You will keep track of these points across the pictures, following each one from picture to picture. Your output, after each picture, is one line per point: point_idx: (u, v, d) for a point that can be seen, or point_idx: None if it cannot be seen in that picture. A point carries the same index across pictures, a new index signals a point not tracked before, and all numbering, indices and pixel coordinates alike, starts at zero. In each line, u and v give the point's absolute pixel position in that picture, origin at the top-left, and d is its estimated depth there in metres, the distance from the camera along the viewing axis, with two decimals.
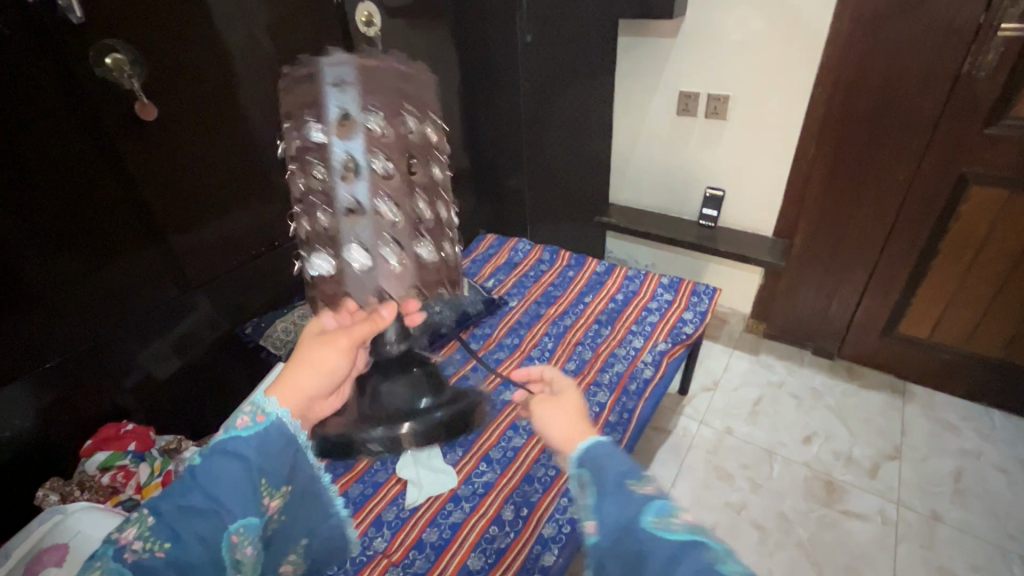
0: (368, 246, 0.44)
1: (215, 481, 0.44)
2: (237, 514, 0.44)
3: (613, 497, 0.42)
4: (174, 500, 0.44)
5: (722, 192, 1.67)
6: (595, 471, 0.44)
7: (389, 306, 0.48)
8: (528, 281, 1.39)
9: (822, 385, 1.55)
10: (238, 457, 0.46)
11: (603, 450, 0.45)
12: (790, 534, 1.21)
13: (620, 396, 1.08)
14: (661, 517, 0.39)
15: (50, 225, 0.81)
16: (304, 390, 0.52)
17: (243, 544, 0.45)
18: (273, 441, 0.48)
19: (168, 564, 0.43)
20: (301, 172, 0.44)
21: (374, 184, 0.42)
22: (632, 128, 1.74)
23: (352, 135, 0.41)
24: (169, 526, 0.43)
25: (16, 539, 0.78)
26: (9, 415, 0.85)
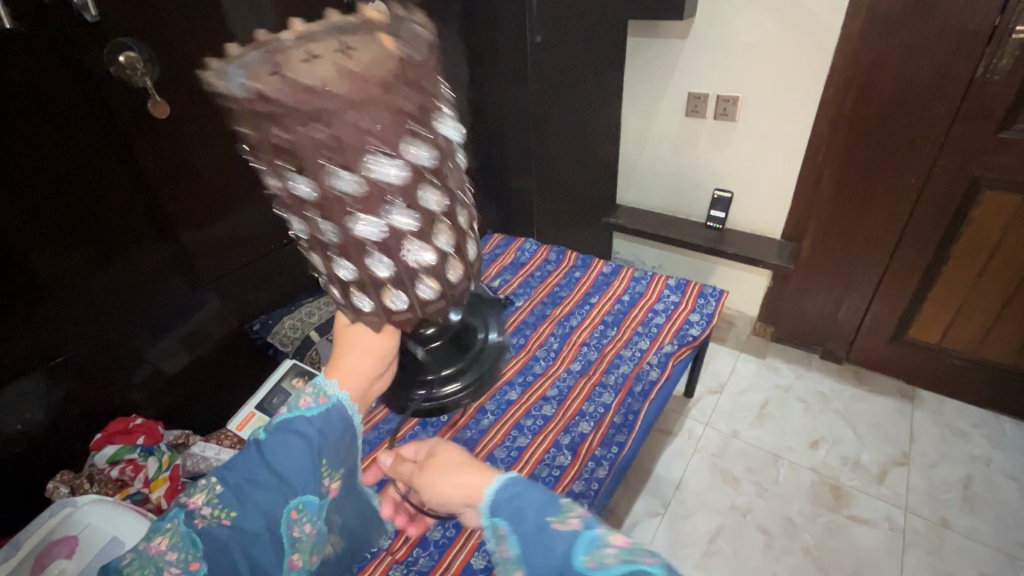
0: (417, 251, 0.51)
1: (282, 457, 0.50)
2: (300, 491, 0.51)
3: (541, 546, 0.45)
4: (240, 474, 0.50)
5: (730, 194, 1.66)
6: (512, 516, 0.48)
7: (440, 281, 0.56)
8: (534, 281, 1.39)
9: (830, 390, 1.54)
10: (301, 437, 0.51)
11: (520, 490, 0.49)
12: (796, 538, 1.20)
13: (625, 398, 1.08)
14: (593, 553, 0.43)
15: (64, 220, 0.83)
16: (360, 374, 0.57)
17: (301, 520, 0.52)
18: (334, 422, 0.54)
19: (232, 533, 0.49)
20: (374, 193, 0.45)
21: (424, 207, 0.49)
22: (640, 129, 1.74)
23: (407, 175, 0.46)
24: (236, 497, 0.49)
25: (24, 533, 0.79)
26: (21, 408, 0.86)
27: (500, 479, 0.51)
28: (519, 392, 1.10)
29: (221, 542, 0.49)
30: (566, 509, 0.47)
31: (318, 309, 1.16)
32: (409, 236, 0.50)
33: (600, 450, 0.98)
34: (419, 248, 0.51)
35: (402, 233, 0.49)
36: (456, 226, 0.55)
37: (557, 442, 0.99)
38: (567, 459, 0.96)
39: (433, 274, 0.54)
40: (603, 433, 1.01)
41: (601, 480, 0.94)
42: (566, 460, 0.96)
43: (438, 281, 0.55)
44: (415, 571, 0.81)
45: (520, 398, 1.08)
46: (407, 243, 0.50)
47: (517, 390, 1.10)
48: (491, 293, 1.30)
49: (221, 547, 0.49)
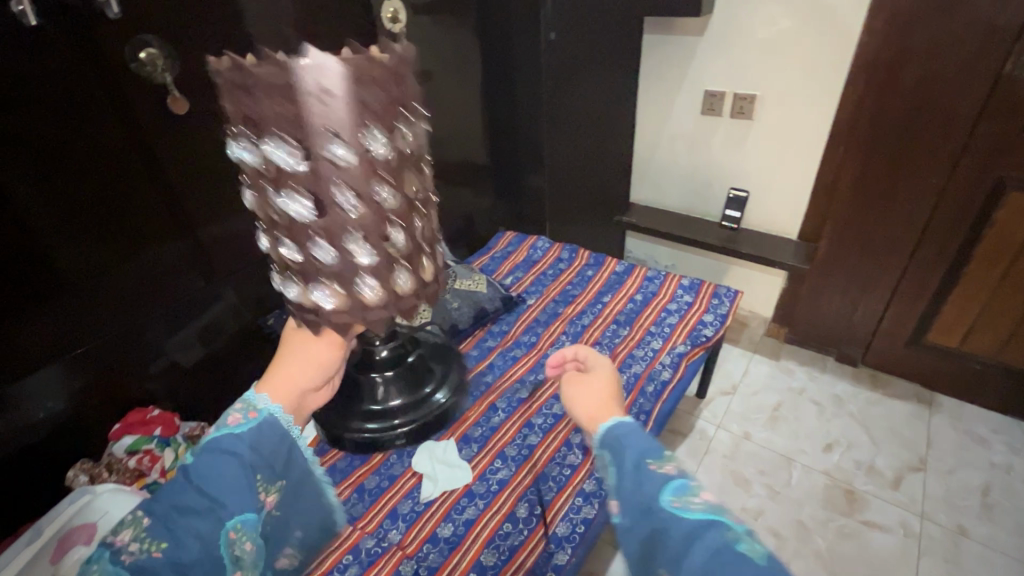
0: (363, 271, 0.51)
1: (215, 477, 0.50)
2: (235, 510, 0.50)
3: (634, 478, 0.49)
4: (172, 502, 0.49)
5: (746, 193, 1.65)
6: (616, 451, 0.53)
7: (376, 263, 0.51)
8: (546, 279, 1.39)
9: (845, 393, 1.51)
10: (232, 454, 0.51)
11: (626, 431, 0.54)
12: (808, 542, 1.19)
13: (637, 398, 1.07)
14: (680, 496, 0.46)
15: (82, 211, 0.84)
16: (295, 386, 0.58)
17: (240, 539, 0.50)
18: (266, 437, 0.54)
19: (166, 563, 0.47)
20: (304, 181, 0.45)
21: (365, 222, 0.48)
22: (655, 127, 1.72)
23: (339, 173, 0.45)
24: (166, 527, 0.48)
25: (44, 520, 0.81)
26: (43, 397, 0.88)
27: (618, 418, 0.57)
28: (530, 390, 1.10)
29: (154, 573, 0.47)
30: (664, 457, 0.51)
31: None
32: (341, 182, 0.45)
33: None
34: (365, 276, 0.51)
35: (291, 174, 0.44)
36: (374, 208, 0.48)
37: (568, 441, 0.99)
38: (578, 458, 0.96)
39: (368, 233, 0.49)
40: None
41: None
42: (577, 459, 0.96)
43: (350, 285, 0.52)
44: (425, 567, 0.81)
45: (530, 396, 1.08)
46: (339, 189, 0.46)
47: (528, 388, 1.10)
48: (504, 290, 1.30)
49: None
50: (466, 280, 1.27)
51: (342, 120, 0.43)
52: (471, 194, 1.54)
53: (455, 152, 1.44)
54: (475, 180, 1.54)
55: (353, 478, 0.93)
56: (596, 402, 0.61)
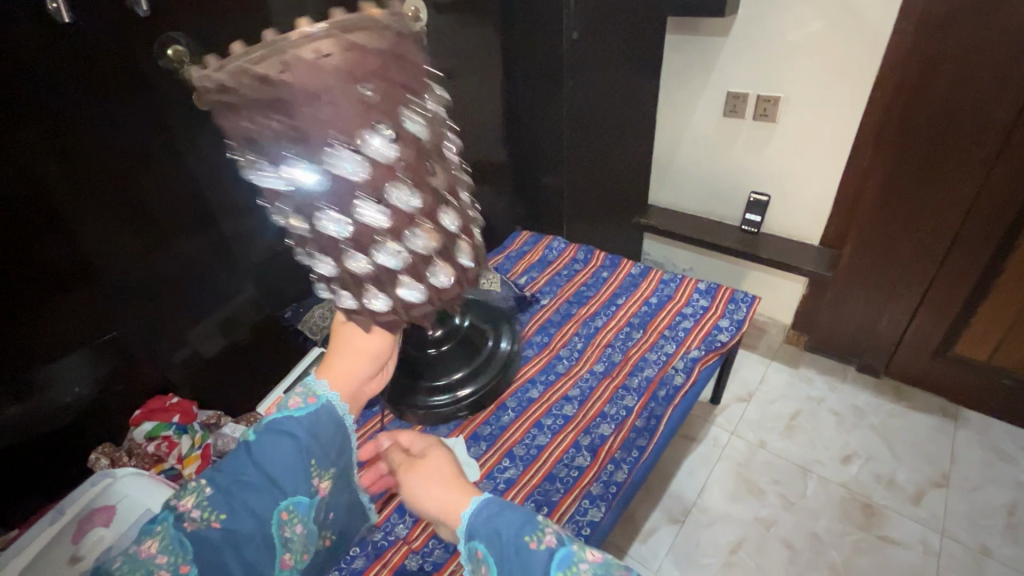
0: (409, 272, 0.58)
1: (274, 458, 0.53)
2: (290, 491, 0.54)
3: (517, 562, 0.49)
4: (231, 476, 0.52)
5: (767, 197, 1.61)
6: (490, 537, 0.51)
7: (412, 261, 0.57)
8: (561, 279, 1.39)
9: (866, 404, 1.47)
10: (291, 436, 0.55)
11: (492, 510, 0.53)
12: (822, 555, 1.16)
13: (648, 401, 1.06)
14: (566, 567, 0.48)
15: (112, 199, 0.87)
16: (352, 375, 0.62)
17: (291, 521, 0.54)
18: (323, 424, 0.58)
19: (224, 535, 0.50)
20: (360, 178, 0.50)
21: (413, 217, 0.55)
22: (676, 128, 1.70)
23: (389, 168, 0.51)
24: (227, 499, 0.51)
25: (67, 500, 0.83)
26: (70, 383, 0.91)
27: (474, 501, 0.55)
28: (540, 389, 1.10)
29: (212, 545, 0.49)
30: (541, 527, 0.51)
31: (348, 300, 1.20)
32: (367, 191, 0.52)
33: (620, 453, 0.97)
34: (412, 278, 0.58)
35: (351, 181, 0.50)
36: (420, 199, 0.55)
37: (576, 443, 0.99)
38: (586, 460, 0.96)
39: (399, 236, 0.55)
40: (624, 435, 1.00)
41: (620, 484, 0.92)
42: (585, 461, 0.96)
43: (398, 282, 0.58)
44: (430, 562, 0.81)
45: (541, 396, 1.08)
46: (363, 198, 0.52)
47: (539, 388, 1.10)
48: (517, 289, 1.31)
49: (213, 550, 0.49)
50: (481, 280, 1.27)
51: (362, 123, 0.49)
52: (488, 191, 1.55)
53: (471, 152, 1.45)
54: (492, 179, 1.54)
55: None
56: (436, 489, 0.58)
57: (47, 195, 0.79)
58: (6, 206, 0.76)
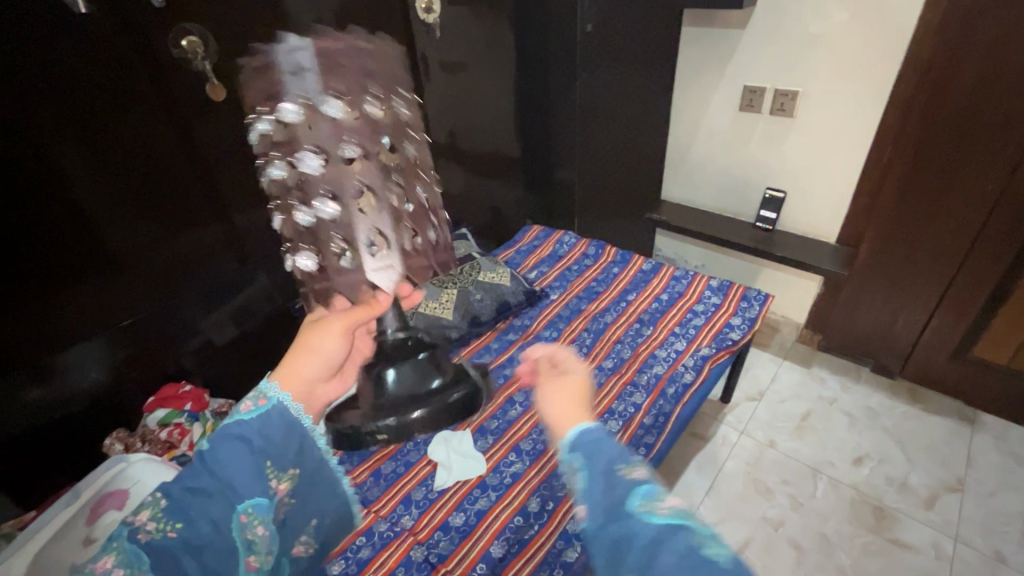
0: (365, 244, 0.43)
1: (225, 462, 0.46)
2: (247, 495, 0.46)
3: (604, 484, 0.43)
4: (184, 484, 0.46)
5: (783, 194, 1.59)
6: (587, 455, 0.45)
7: (321, 237, 0.43)
8: (571, 274, 1.38)
9: (880, 405, 1.45)
10: (243, 440, 0.47)
11: (595, 438, 0.46)
12: (831, 556, 1.14)
13: (657, 399, 1.05)
14: (648, 500, 0.41)
15: (129, 190, 0.88)
16: (308, 374, 0.53)
17: (251, 524, 0.46)
18: (277, 423, 0.49)
19: (181, 544, 0.44)
20: (304, 134, 0.39)
21: (369, 176, 0.41)
22: (691, 123, 1.68)
23: (339, 123, 0.39)
24: (180, 509, 0.45)
25: (81, 484, 0.85)
26: (86, 370, 0.93)
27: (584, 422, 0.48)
28: None
29: (167, 555, 0.44)
30: (635, 461, 0.44)
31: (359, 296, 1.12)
32: (292, 145, 0.39)
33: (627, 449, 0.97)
34: (371, 252, 0.44)
35: (301, 137, 0.39)
36: (381, 158, 0.41)
37: None
38: None
39: (310, 198, 0.41)
40: (631, 432, 0.99)
41: None
42: None
43: (358, 250, 0.43)
44: (435, 554, 0.82)
45: None
46: (306, 144, 0.39)
47: None
48: (528, 284, 1.31)
49: (170, 560, 0.44)
50: (491, 274, 1.27)
51: (338, 79, 0.39)
52: (498, 186, 1.54)
53: (482, 146, 1.45)
54: (504, 173, 1.54)
55: (370, 463, 0.96)
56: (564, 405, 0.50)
57: (68, 184, 0.81)
58: (27, 195, 0.77)
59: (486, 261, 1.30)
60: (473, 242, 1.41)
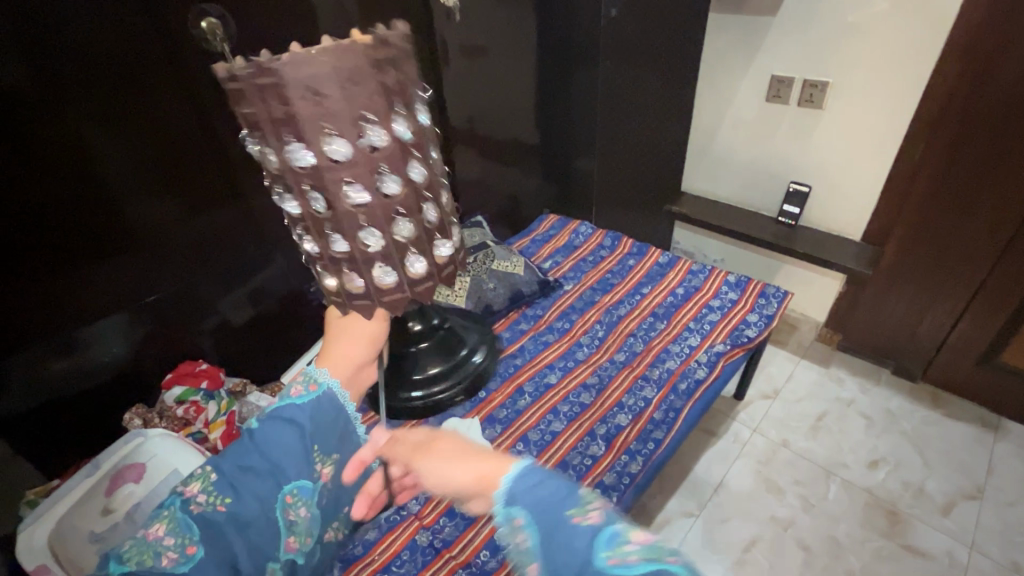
0: (377, 266, 0.61)
1: (277, 443, 0.57)
2: (292, 476, 0.57)
3: (558, 538, 0.43)
4: (236, 464, 0.56)
5: (808, 188, 1.54)
6: (531, 507, 0.46)
7: (366, 254, 0.60)
8: (586, 265, 1.37)
9: (899, 409, 1.41)
10: (293, 424, 0.59)
11: (533, 483, 0.47)
12: (841, 559, 1.12)
13: (668, 394, 1.04)
14: (614, 548, 0.41)
15: (153, 170, 0.90)
16: (351, 357, 0.66)
17: (295, 505, 0.58)
18: (323, 411, 0.61)
19: (228, 517, 0.54)
20: (323, 172, 0.54)
21: (372, 215, 0.58)
22: (715, 113, 1.64)
23: (342, 172, 0.54)
24: (230, 484, 0.55)
25: (102, 454, 0.88)
26: (108, 344, 0.95)
27: (517, 466, 0.48)
28: (558, 375, 1.09)
29: (217, 526, 0.53)
30: (585, 502, 0.45)
31: None
32: (336, 176, 0.54)
33: (635, 444, 0.96)
34: (380, 269, 0.62)
35: (314, 174, 0.54)
36: (377, 199, 0.57)
37: (592, 431, 0.98)
38: (601, 450, 0.95)
39: (356, 228, 0.58)
40: (640, 427, 0.98)
41: (633, 475, 0.91)
42: (600, 450, 0.95)
43: (369, 269, 0.61)
44: (440, 539, 0.83)
45: (559, 382, 1.08)
46: (312, 188, 0.55)
47: (557, 374, 1.09)
48: (542, 274, 1.30)
49: (216, 530, 0.53)
50: (505, 263, 1.27)
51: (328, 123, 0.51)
52: (515, 174, 1.53)
53: (501, 132, 1.44)
54: (523, 160, 1.53)
55: None
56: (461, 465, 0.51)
57: (94, 163, 0.83)
58: (51, 174, 0.79)
59: (502, 250, 1.29)
60: (488, 230, 1.40)
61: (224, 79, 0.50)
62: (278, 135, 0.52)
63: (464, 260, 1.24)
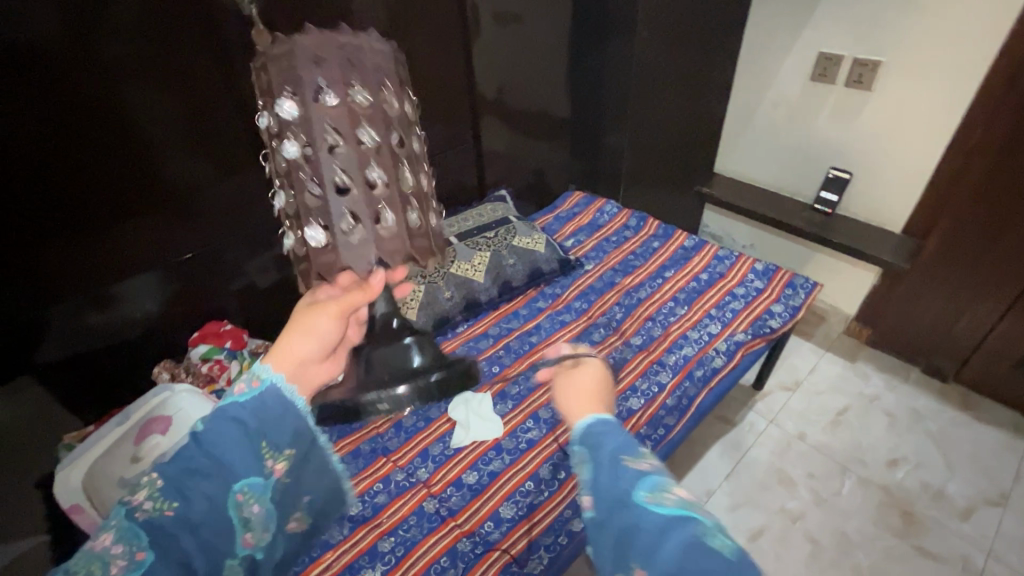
0: (381, 210, 0.52)
1: (215, 441, 0.43)
2: (243, 471, 0.43)
3: (608, 476, 0.45)
4: (176, 464, 0.42)
5: (848, 175, 1.47)
6: (591, 446, 0.48)
7: (333, 205, 0.51)
8: (608, 245, 1.35)
9: (926, 408, 1.37)
10: (235, 419, 0.44)
11: (602, 430, 0.49)
12: (849, 555, 1.11)
13: (683, 380, 1.03)
14: (654, 492, 0.43)
15: (182, 135, 0.90)
16: (297, 355, 0.52)
17: (248, 503, 0.44)
18: (269, 402, 0.46)
19: (177, 523, 0.41)
20: (314, 115, 0.48)
21: (378, 155, 0.51)
22: (755, 90, 1.56)
23: (334, 113, 0.48)
24: (175, 487, 0.41)
25: (130, 408, 0.92)
26: (142, 300, 0.99)
27: (592, 416, 0.51)
28: None
29: (165, 532, 0.40)
30: (641, 455, 0.47)
31: None
32: (301, 129, 0.49)
33: (646, 428, 0.96)
34: (380, 216, 0.52)
35: (308, 120, 0.48)
36: (382, 147, 0.51)
37: None
38: None
39: (354, 170, 0.50)
40: (652, 412, 0.98)
41: None
42: None
43: (364, 218, 0.52)
44: (446, 508, 0.85)
45: None
46: (305, 131, 0.49)
47: None
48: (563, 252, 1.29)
49: (166, 536, 0.40)
50: (526, 240, 1.25)
51: (320, 70, 0.47)
52: (542, 148, 1.50)
53: (529, 105, 1.41)
54: (550, 134, 1.50)
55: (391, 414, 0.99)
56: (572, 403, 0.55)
57: (123, 132, 0.84)
58: (82, 146, 0.81)
59: (523, 227, 1.28)
60: (511, 205, 1.39)
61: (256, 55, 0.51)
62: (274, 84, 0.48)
63: (484, 235, 1.24)
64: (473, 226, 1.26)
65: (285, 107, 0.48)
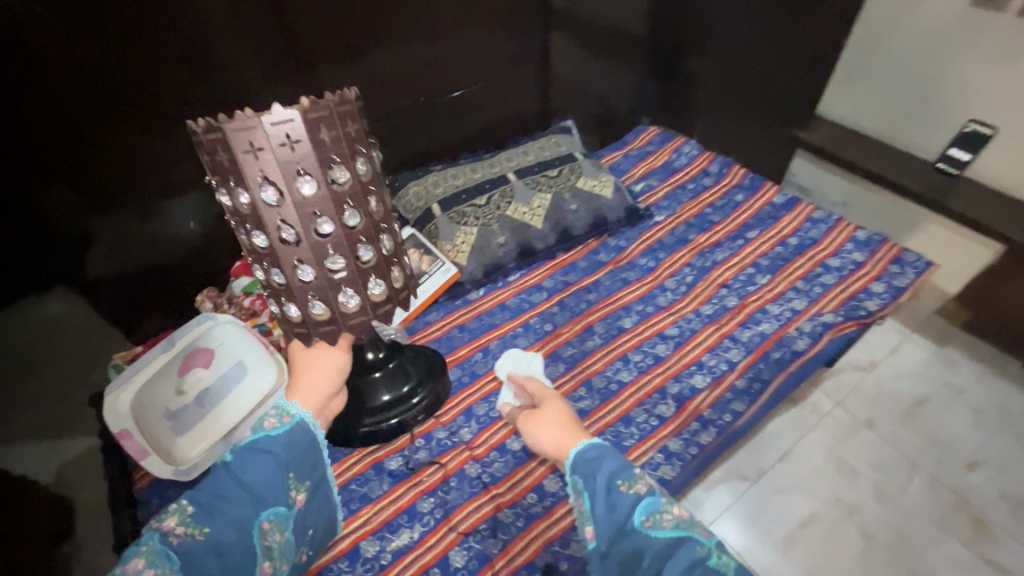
0: (347, 291, 0.58)
1: (253, 472, 0.55)
2: (270, 502, 0.55)
3: (606, 506, 0.57)
4: (208, 495, 0.54)
5: (992, 130, 1.22)
6: (585, 476, 0.60)
7: (308, 288, 0.56)
8: (683, 193, 1.20)
9: (1018, 408, 1.23)
10: (267, 452, 0.57)
11: (593, 456, 0.61)
12: (905, 555, 1.05)
13: (757, 361, 0.92)
14: (652, 516, 0.54)
15: (220, 37, 0.79)
16: (320, 391, 0.63)
17: (272, 530, 0.56)
18: (299, 439, 0.59)
19: (206, 546, 0.51)
20: (293, 208, 0.51)
21: (345, 241, 0.55)
22: (888, 13, 1.28)
23: (306, 208, 0.51)
24: (207, 513, 0.53)
25: (173, 336, 0.90)
26: (183, 218, 0.93)
27: (584, 443, 0.63)
28: (634, 320, 0.99)
29: (196, 555, 0.51)
30: (635, 476, 0.58)
31: (465, 173, 1.09)
32: (273, 219, 0.51)
33: (710, 412, 0.87)
34: (348, 293, 0.58)
35: (279, 210, 0.51)
36: (351, 231, 0.55)
37: (662, 389, 0.89)
38: (669, 411, 0.87)
39: (321, 259, 0.55)
40: (719, 393, 0.89)
41: (702, 446, 0.84)
42: (668, 411, 0.87)
43: (333, 296, 0.57)
44: (488, 474, 0.81)
45: (633, 328, 0.98)
46: (276, 220, 0.52)
47: (632, 318, 0.99)
48: (631, 199, 1.15)
49: (196, 558, 0.51)
50: (592, 183, 1.12)
51: (291, 164, 0.49)
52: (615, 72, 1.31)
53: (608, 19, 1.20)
54: (626, 55, 1.29)
55: None
56: (554, 431, 0.68)
57: (168, 21, 0.74)
58: (128, 34, 0.73)
59: (589, 166, 1.14)
60: (577, 139, 1.23)
61: (203, 130, 0.49)
62: (240, 175, 0.49)
63: (546, 173, 1.11)
64: (533, 161, 1.13)
65: (256, 197, 0.50)
